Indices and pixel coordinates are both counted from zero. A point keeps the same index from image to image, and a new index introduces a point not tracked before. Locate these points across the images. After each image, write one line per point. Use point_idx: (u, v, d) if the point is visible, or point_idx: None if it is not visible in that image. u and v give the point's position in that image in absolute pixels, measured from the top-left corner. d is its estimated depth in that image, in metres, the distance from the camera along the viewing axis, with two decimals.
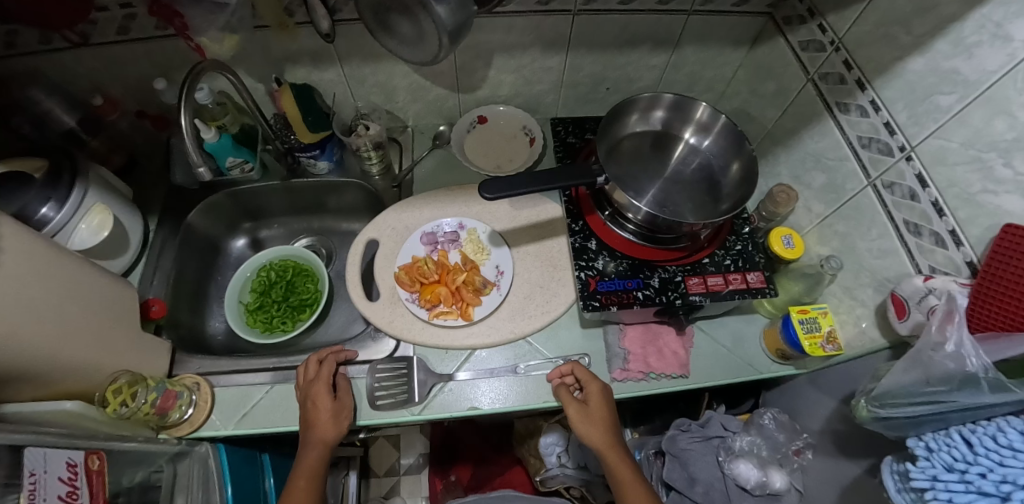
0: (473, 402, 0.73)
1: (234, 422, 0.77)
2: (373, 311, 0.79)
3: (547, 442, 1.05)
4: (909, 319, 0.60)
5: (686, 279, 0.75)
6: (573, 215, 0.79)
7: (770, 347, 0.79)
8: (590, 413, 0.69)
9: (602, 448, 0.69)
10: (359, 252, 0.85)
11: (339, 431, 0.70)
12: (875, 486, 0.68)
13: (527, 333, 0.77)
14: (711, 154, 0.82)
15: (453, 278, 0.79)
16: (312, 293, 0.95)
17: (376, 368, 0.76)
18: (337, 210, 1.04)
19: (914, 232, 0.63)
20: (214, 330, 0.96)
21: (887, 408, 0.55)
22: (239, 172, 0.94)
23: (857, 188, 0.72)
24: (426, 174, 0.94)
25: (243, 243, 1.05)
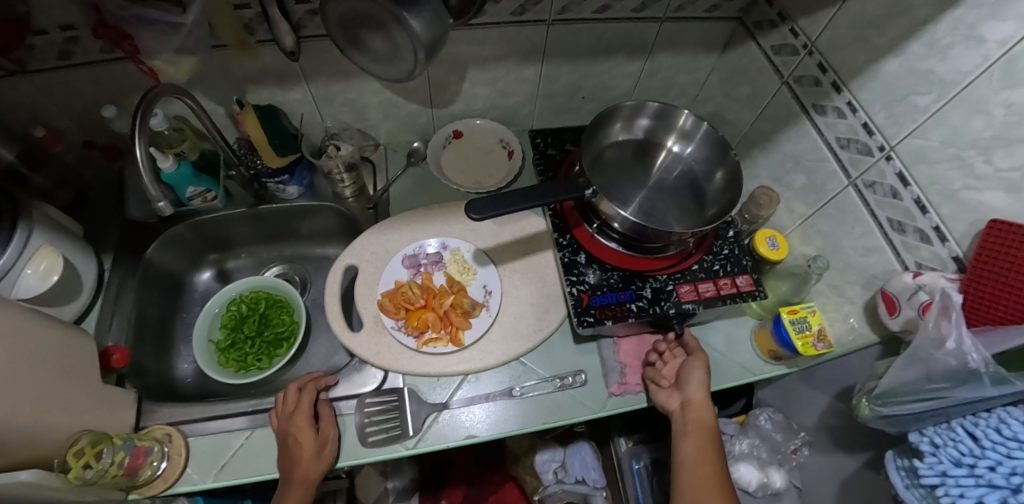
0: (470, 430, 0.70)
1: (212, 475, 0.71)
2: (357, 342, 0.75)
3: (544, 460, 1.03)
4: (901, 316, 0.61)
5: (678, 288, 0.74)
6: (559, 229, 0.77)
7: (762, 349, 0.79)
8: (701, 365, 0.70)
9: (702, 401, 0.68)
10: (338, 279, 0.80)
11: (323, 466, 0.66)
12: (876, 481, 0.68)
13: (520, 354, 0.75)
14: (693, 161, 0.82)
15: (441, 301, 0.76)
16: (288, 326, 0.89)
17: (365, 402, 0.72)
18: (308, 235, 0.98)
19: (898, 229, 0.64)
20: (182, 373, 0.89)
21: (889, 406, 0.55)
22: (200, 201, 0.88)
23: (838, 188, 0.72)
24: (402, 192, 0.90)
25: (208, 275, 0.99)
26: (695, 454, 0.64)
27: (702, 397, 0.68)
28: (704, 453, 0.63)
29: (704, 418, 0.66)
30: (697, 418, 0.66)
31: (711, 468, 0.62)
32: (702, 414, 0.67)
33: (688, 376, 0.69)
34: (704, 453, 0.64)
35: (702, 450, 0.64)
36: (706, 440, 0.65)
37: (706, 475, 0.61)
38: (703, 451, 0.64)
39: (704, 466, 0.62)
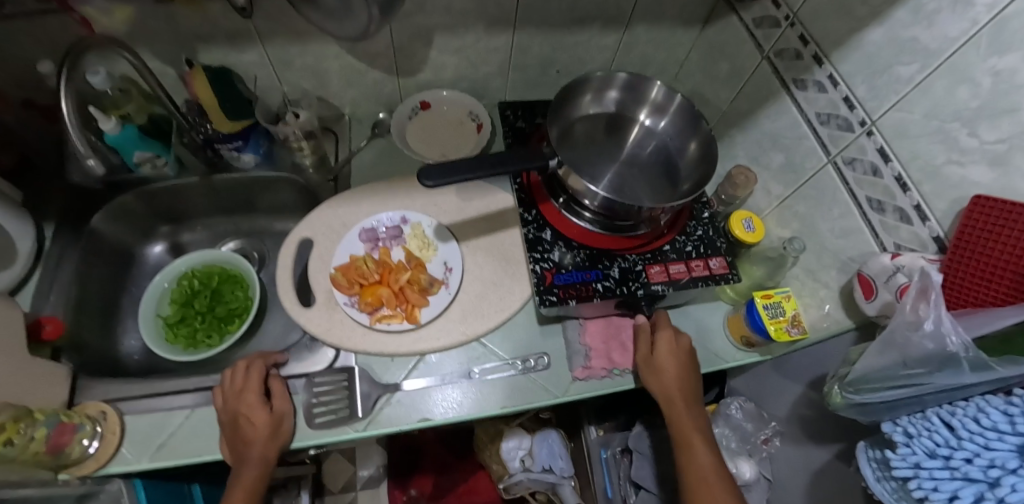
0: (424, 414, 0.66)
1: (149, 456, 0.66)
2: (306, 319, 0.71)
3: (509, 447, 0.98)
4: (877, 299, 0.57)
5: (648, 268, 0.70)
6: (525, 204, 0.73)
7: (735, 335, 0.76)
8: (645, 362, 0.65)
9: (682, 398, 0.62)
10: (290, 253, 0.76)
11: (280, 443, 0.63)
12: (848, 474, 0.65)
13: (479, 335, 0.71)
14: (667, 136, 0.77)
15: (396, 277, 0.71)
16: (241, 302, 0.85)
17: (313, 382, 0.68)
18: (267, 209, 0.93)
19: (878, 209, 0.61)
20: (129, 349, 0.85)
21: (863, 394, 0.52)
22: (150, 167, 0.83)
23: (816, 167, 0.69)
24: (364, 164, 0.85)
25: (161, 249, 0.93)
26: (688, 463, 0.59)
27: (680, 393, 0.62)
28: (698, 460, 0.58)
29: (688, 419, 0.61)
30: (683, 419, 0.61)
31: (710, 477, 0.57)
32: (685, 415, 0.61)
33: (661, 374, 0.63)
34: (696, 460, 0.58)
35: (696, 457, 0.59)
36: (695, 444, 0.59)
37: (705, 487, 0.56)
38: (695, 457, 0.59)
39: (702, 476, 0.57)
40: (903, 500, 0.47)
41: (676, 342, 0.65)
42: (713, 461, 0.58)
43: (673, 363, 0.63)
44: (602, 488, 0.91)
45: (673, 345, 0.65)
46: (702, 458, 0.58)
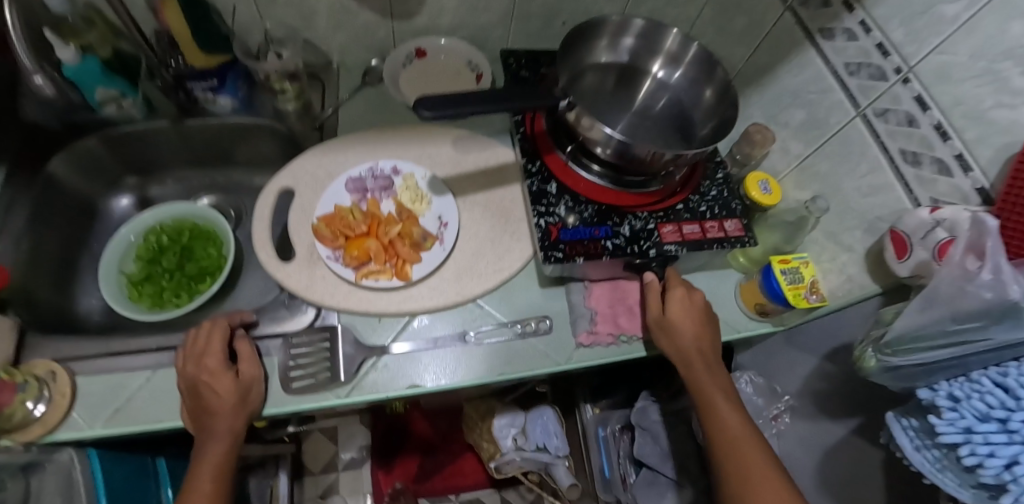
0: (415, 380, 0.60)
1: (103, 420, 0.59)
2: (284, 274, 0.64)
3: (502, 424, 0.92)
4: (912, 258, 0.53)
5: (660, 227, 0.65)
6: (529, 155, 0.67)
7: (748, 303, 0.71)
8: (657, 326, 0.60)
9: (700, 357, 0.57)
10: (269, 203, 0.69)
11: (248, 412, 0.57)
12: (867, 449, 0.61)
13: (476, 295, 0.65)
14: (680, 89, 0.72)
15: (386, 229, 0.65)
16: (214, 260, 0.78)
17: (291, 344, 0.61)
18: (244, 163, 0.86)
19: (912, 162, 0.56)
20: (87, 309, 0.76)
21: (901, 355, 0.47)
22: (114, 108, 0.75)
23: (843, 121, 0.64)
24: (352, 113, 0.78)
25: (128, 202, 0.85)
26: (716, 427, 0.53)
27: (698, 352, 0.57)
28: (726, 423, 0.53)
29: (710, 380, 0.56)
30: (705, 380, 0.56)
31: (741, 438, 0.51)
32: (707, 375, 0.56)
33: (677, 333, 0.58)
34: (724, 422, 0.53)
35: (724, 419, 0.53)
36: (720, 406, 0.54)
37: (737, 450, 0.51)
38: (722, 418, 0.53)
39: (733, 438, 0.51)
40: (946, 469, 0.43)
41: (691, 299, 0.60)
42: (742, 422, 0.53)
43: (688, 321, 0.58)
44: (601, 467, 0.86)
45: (687, 302, 0.59)
46: (729, 420, 0.53)
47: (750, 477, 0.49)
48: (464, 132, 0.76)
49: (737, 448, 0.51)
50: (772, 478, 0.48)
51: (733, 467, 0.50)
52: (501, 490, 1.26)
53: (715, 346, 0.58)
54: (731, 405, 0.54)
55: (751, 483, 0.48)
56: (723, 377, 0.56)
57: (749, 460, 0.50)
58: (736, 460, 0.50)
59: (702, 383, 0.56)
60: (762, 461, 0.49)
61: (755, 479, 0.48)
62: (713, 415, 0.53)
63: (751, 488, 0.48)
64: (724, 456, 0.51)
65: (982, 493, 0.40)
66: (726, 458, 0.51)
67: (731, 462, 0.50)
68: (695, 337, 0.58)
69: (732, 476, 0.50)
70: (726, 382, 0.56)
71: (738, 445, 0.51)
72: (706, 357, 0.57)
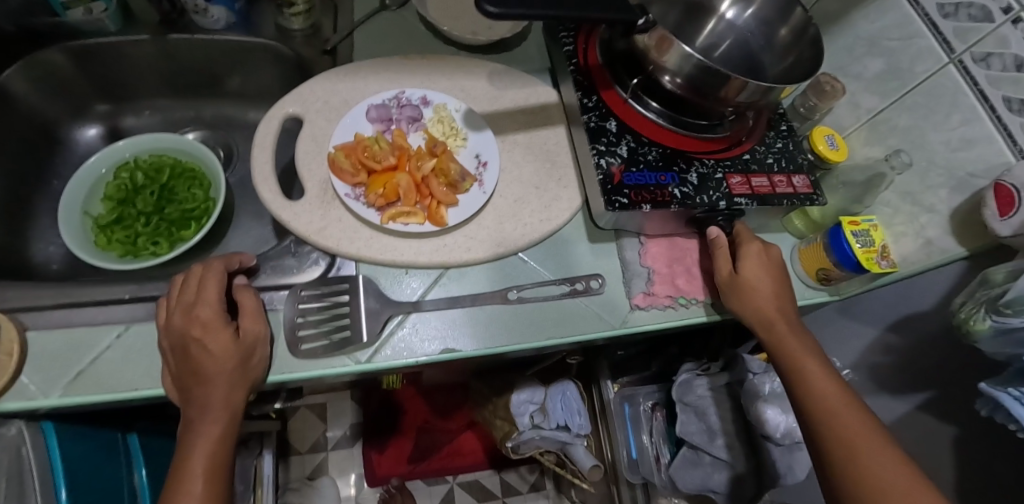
0: (448, 344, 0.51)
1: (63, 387, 0.47)
2: (292, 215, 0.54)
3: (521, 400, 0.82)
4: (1018, 215, 0.47)
5: (729, 178, 0.57)
6: (584, 88, 0.58)
7: (809, 269, 0.64)
8: (728, 283, 0.53)
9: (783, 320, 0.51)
10: (273, 133, 0.58)
11: (250, 377, 0.46)
12: (938, 425, 0.57)
13: (520, 246, 0.56)
14: (749, 30, 0.63)
15: (418, 164, 0.56)
16: (200, 203, 0.66)
17: (299, 296, 0.51)
18: (239, 94, 0.74)
19: (1019, 111, 0.50)
20: (45, 257, 0.63)
21: (1022, 316, 0.42)
22: (83, 13, 0.61)
23: (932, 69, 0.58)
24: (370, 37, 0.66)
25: (96, 133, 0.72)
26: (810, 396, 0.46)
27: (778, 311, 0.51)
28: (821, 389, 0.46)
29: (796, 343, 0.49)
30: (791, 345, 0.49)
31: (843, 405, 0.45)
32: (791, 336, 0.50)
33: (753, 292, 0.51)
34: (818, 389, 0.46)
35: (818, 386, 0.47)
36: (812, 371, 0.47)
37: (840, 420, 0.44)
38: (816, 385, 0.47)
39: (831, 405, 0.45)
40: None
41: (766, 255, 0.54)
42: (838, 388, 0.46)
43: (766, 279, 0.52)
44: (625, 448, 0.79)
45: (763, 257, 0.53)
46: (824, 385, 0.46)
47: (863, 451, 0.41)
48: (498, 66, 0.66)
49: (839, 416, 0.44)
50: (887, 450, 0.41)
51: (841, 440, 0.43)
52: (501, 472, 1.19)
53: (794, 307, 0.53)
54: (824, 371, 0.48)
55: (864, 455, 0.41)
56: (808, 340, 0.50)
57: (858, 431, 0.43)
58: (839, 431, 0.43)
59: (789, 347, 0.49)
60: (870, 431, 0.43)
61: (867, 449, 0.42)
62: (805, 381, 0.47)
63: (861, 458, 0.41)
64: (820, 423, 0.45)
65: None
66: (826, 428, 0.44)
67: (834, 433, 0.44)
68: (775, 297, 0.52)
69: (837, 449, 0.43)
70: (813, 345, 0.50)
71: (840, 413, 0.44)
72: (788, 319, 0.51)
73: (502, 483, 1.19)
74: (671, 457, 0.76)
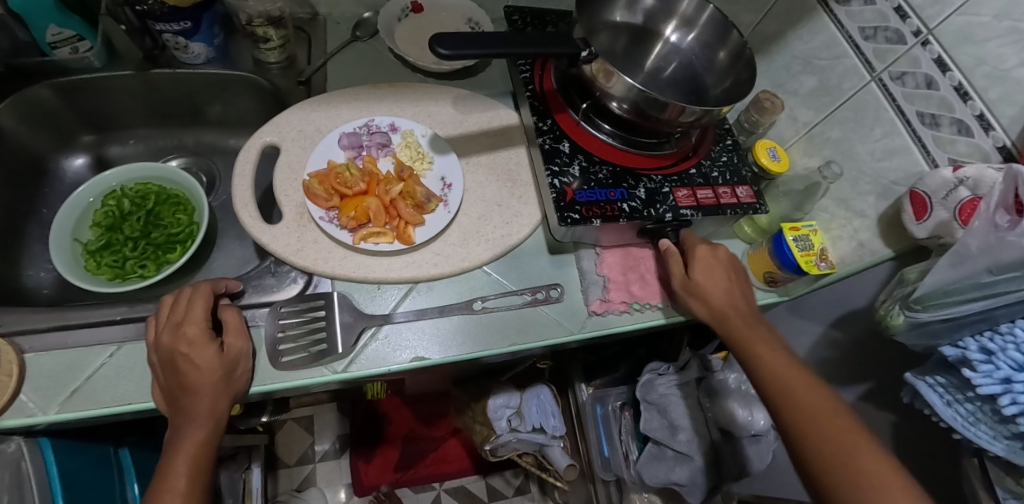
0: (418, 352, 0.55)
1: (59, 404, 0.50)
2: (270, 237, 0.58)
3: (497, 405, 0.86)
4: (931, 219, 0.53)
5: (675, 191, 0.62)
6: (539, 113, 0.63)
7: (757, 272, 0.68)
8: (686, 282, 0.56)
9: (738, 316, 0.53)
10: (252, 161, 0.62)
11: (233, 390, 0.50)
12: (876, 413, 0.62)
13: (484, 261, 0.61)
14: (693, 53, 0.68)
15: (386, 188, 0.60)
16: (184, 227, 0.70)
17: (279, 313, 0.55)
18: (220, 122, 0.79)
19: (930, 124, 0.56)
20: (36, 282, 0.66)
21: (930, 311, 0.48)
22: (69, 52, 0.65)
23: (857, 87, 0.63)
24: (342, 68, 0.71)
25: (83, 163, 0.76)
26: (773, 380, 0.46)
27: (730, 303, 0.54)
28: (776, 365, 0.47)
29: (757, 337, 0.50)
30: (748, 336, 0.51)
31: (809, 392, 0.44)
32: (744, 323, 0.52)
33: (702, 284, 0.55)
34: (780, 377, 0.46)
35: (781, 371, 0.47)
36: (772, 361, 0.48)
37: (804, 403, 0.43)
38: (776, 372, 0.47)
39: (795, 390, 0.45)
40: (980, 422, 0.44)
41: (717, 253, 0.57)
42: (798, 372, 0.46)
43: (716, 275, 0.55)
44: (598, 446, 0.84)
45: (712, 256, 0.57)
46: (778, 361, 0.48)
47: (831, 434, 0.40)
48: (463, 92, 0.72)
49: (804, 403, 0.43)
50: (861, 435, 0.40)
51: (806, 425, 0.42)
52: (486, 477, 1.22)
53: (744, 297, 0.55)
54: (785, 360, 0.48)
55: (827, 427, 0.41)
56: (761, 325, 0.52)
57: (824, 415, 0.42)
58: (800, 406, 0.43)
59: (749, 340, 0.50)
60: (837, 414, 0.42)
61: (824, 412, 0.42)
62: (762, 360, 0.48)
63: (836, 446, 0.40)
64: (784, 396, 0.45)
65: (1015, 442, 0.42)
66: (792, 408, 0.44)
67: (794, 408, 0.44)
68: (729, 291, 0.55)
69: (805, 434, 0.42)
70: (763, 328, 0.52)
71: (806, 400, 0.43)
72: (743, 313, 0.53)
73: (487, 488, 1.22)
74: (638, 453, 0.81)
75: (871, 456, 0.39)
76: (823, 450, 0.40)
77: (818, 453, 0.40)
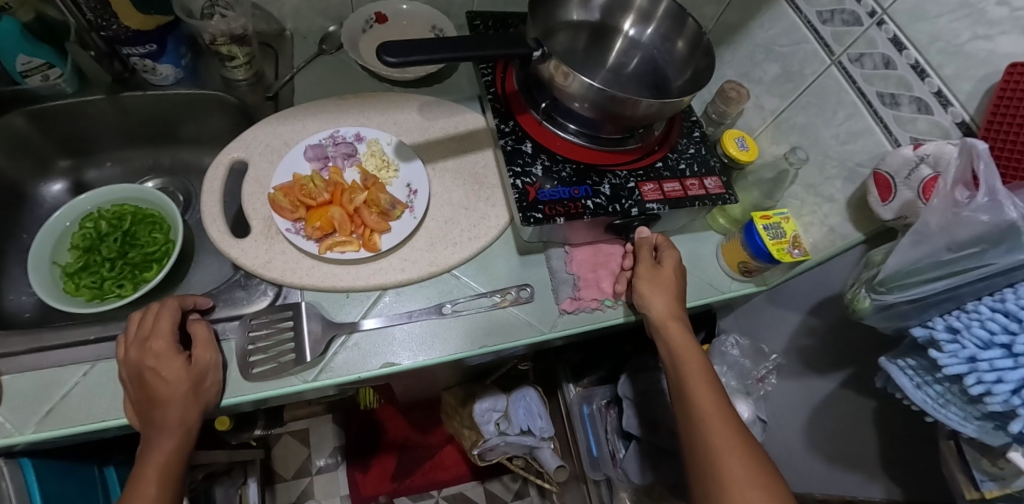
0: (389, 358, 0.55)
1: (34, 424, 0.51)
2: (238, 251, 0.58)
3: (484, 409, 0.87)
4: (896, 199, 0.51)
5: (641, 186, 0.62)
6: (501, 115, 0.64)
7: (731, 263, 0.67)
8: (649, 284, 0.56)
9: (681, 344, 0.53)
10: (220, 177, 0.63)
11: (201, 402, 0.50)
12: (856, 399, 0.61)
13: (451, 265, 0.61)
14: (653, 47, 0.68)
15: (351, 197, 0.60)
16: (161, 246, 0.71)
17: (249, 325, 0.55)
18: (195, 141, 0.80)
19: (890, 104, 0.55)
20: (18, 306, 0.67)
21: (895, 293, 0.47)
22: (41, 79, 0.66)
23: (819, 71, 0.62)
24: (308, 83, 0.72)
25: (62, 188, 0.77)
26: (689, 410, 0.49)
27: (670, 314, 0.55)
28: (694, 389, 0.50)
29: (685, 351, 0.53)
30: (677, 356, 0.53)
31: (717, 422, 0.46)
32: (679, 336, 0.54)
33: (647, 299, 0.56)
34: (697, 414, 0.48)
35: (700, 406, 0.48)
36: (695, 378, 0.50)
37: (713, 442, 0.45)
38: (697, 406, 0.48)
39: (706, 422, 0.47)
40: (949, 404, 0.42)
41: (654, 274, 0.57)
42: (718, 408, 0.47)
43: (660, 288, 0.56)
44: (587, 445, 0.84)
45: (658, 268, 0.57)
46: (699, 380, 0.50)
47: (726, 468, 0.43)
48: (429, 98, 0.72)
49: (711, 444, 0.45)
50: (756, 480, 0.42)
51: (706, 466, 0.45)
52: (485, 482, 1.22)
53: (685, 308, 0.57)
54: (711, 392, 0.49)
55: (720, 458, 0.44)
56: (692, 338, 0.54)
57: (725, 457, 0.44)
58: (706, 431, 0.46)
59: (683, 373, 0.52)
60: (740, 450, 0.44)
61: (720, 441, 0.45)
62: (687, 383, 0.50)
63: (725, 489, 0.43)
64: (696, 416, 0.48)
65: (987, 423, 0.40)
66: (701, 443, 0.46)
67: (701, 432, 0.47)
68: (668, 302, 0.56)
69: (701, 473, 0.45)
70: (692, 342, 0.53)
71: (714, 434, 0.46)
72: (679, 330, 0.54)
73: (486, 493, 1.22)
74: (625, 450, 0.79)
75: (756, 490, 0.42)
76: (708, 479, 0.44)
77: (703, 470, 0.45)
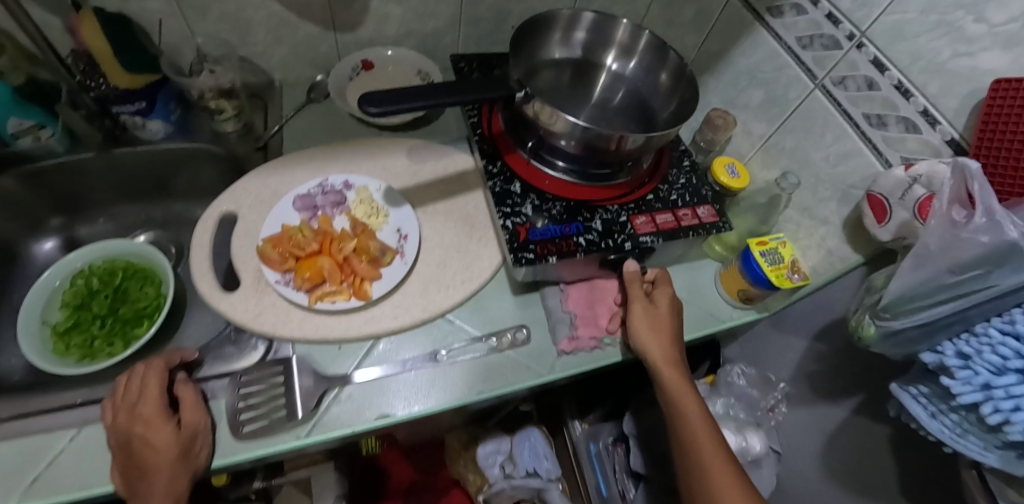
0: (384, 409, 0.53)
1: (17, 495, 0.49)
2: (226, 305, 0.57)
3: (487, 452, 0.88)
4: (892, 221, 0.50)
5: (633, 219, 0.61)
6: (488, 156, 0.63)
7: (731, 291, 0.66)
8: (645, 325, 0.55)
9: (679, 389, 0.53)
10: (209, 231, 0.62)
11: (191, 468, 0.47)
12: (871, 427, 0.58)
13: (445, 309, 0.60)
14: (637, 80, 0.69)
15: (339, 245, 0.59)
16: (152, 300, 0.70)
17: (239, 382, 0.53)
18: (187, 192, 0.80)
19: (878, 125, 0.54)
20: (6, 369, 0.66)
21: (901, 318, 0.45)
22: (32, 140, 0.67)
23: (803, 95, 0.62)
24: (296, 132, 0.73)
25: (53, 245, 0.76)
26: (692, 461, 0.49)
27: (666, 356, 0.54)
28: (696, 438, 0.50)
29: (683, 396, 0.52)
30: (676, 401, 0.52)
31: (722, 478, 0.47)
32: (677, 379, 0.53)
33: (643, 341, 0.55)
34: (701, 467, 0.48)
35: (703, 460, 0.48)
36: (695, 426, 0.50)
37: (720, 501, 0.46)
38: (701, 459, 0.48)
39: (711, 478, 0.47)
40: (968, 433, 0.40)
41: (651, 316, 0.55)
42: (721, 461, 0.48)
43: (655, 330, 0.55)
44: (596, 486, 0.80)
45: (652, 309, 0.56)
46: (700, 429, 0.50)
47: None
48: (418, 142, 0.72)
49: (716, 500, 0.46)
50: None
51: None
52: None
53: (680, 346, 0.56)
54: (712, 443, 0.49)
55: None
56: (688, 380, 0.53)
57: None
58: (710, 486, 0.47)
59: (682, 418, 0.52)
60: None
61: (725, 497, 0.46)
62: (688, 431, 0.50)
63: None
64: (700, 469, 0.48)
65: (1009, 452, 0.38)
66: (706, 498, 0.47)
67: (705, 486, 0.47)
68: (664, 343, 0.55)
69: None
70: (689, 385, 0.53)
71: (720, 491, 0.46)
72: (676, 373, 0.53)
73: None
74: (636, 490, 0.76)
75: None
76: None
77: None
